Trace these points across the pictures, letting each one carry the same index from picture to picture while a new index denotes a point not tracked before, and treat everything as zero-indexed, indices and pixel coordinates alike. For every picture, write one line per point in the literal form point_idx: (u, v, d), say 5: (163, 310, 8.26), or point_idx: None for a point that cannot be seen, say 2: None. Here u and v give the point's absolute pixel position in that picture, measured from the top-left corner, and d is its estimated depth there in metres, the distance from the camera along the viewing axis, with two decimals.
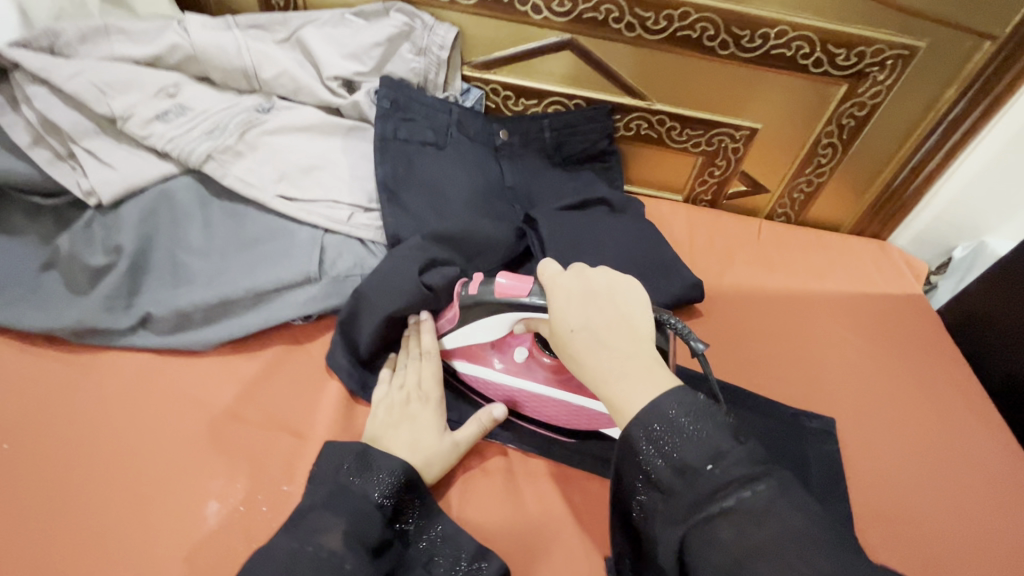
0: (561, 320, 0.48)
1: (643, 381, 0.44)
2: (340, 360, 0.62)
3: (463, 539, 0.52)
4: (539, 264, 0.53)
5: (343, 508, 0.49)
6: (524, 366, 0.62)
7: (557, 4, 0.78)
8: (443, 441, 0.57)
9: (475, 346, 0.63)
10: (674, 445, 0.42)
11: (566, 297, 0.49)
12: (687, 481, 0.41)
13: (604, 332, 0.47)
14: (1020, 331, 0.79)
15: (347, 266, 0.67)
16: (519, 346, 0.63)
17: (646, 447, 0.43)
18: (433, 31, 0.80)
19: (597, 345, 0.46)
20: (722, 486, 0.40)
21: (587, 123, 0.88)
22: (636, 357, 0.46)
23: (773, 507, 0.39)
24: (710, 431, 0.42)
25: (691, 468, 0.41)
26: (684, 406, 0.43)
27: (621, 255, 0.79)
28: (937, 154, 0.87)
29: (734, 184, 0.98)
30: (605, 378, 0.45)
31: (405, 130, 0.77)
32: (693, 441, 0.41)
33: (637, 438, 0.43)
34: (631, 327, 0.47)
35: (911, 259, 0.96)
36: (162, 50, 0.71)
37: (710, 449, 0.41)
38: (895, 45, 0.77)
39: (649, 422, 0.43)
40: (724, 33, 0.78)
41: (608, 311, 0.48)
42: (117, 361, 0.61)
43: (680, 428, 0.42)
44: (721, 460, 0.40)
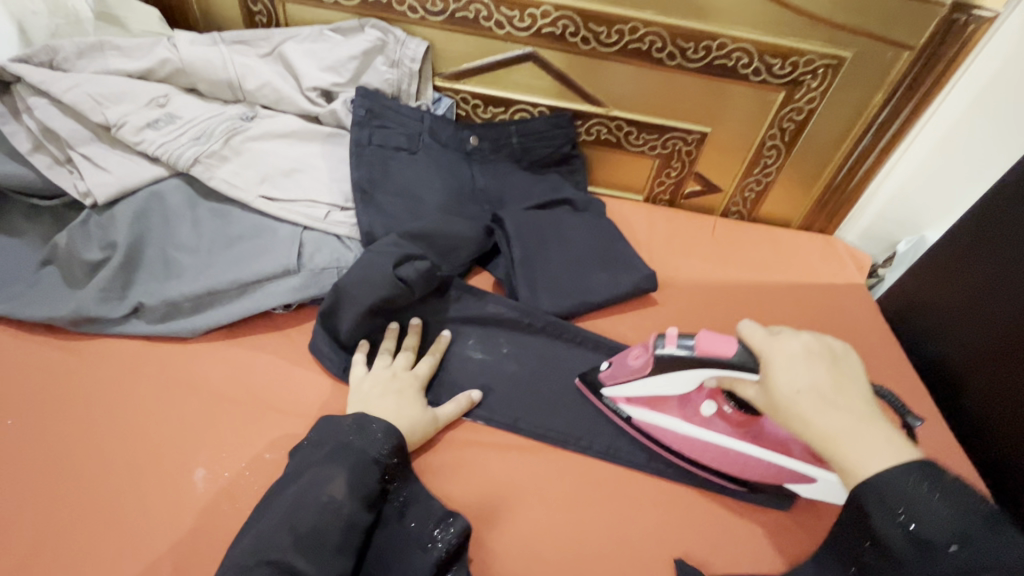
0: (781, 384, 0.51)
1: (875, 445, 0.48)
2: (322, 345, 0.68)
3: (434, 505, 0.58)
4: (739, 325, 0.56)
5: (347, 462, 0.54)
6: (711, 420, 0.64)
7: (518, 20, 0.86)
8: (424, 413, 0.63)
9: (659, 396, 0.65)
10: (909, 520, 0.45)
11: (785, 360, 0.52)
12: (922, 555, 0.44)
13: (834, 394, 0.50)
14: (946, 314, 0.86)
15: (324, 259, 0.73)
16: (705, 399, 0.64)
17: (882, 517, 0.46)
18: (404, 45, 0.87)
19: (826, 407, 0.49)
20: (967, 569, 0.43)
21: (550, 130, 0.95)
22: (863, 417, 0.49)
23: None
24: (968, 519, 0.44)
25: (934, 543, 0.44)
26: (932, 486, 0.45)
27: (582, 250, 0.86)
28: (872, 154, 0.95)
29: (690, 185, 1.05)
30: (839, 441, 0.48)
31: (379, 137, 0.84)
32: (945, 520, 0.44)
33: (872, 504, 0.46)
34: (852, 386, 0.51)
35: (855, 252, 1.03)
36: (153, 63, 0.77)
37: (955, 532, 0.44)
38: (825, 56, 0.85)
39: (886, 499, 0.46)
40: (670, 45, 0.86)
41: (839, 372, 0.51)
42: (111, 346, 0.66)
43: (937, 506, 0.44)
44: (968, 543, 0.43)
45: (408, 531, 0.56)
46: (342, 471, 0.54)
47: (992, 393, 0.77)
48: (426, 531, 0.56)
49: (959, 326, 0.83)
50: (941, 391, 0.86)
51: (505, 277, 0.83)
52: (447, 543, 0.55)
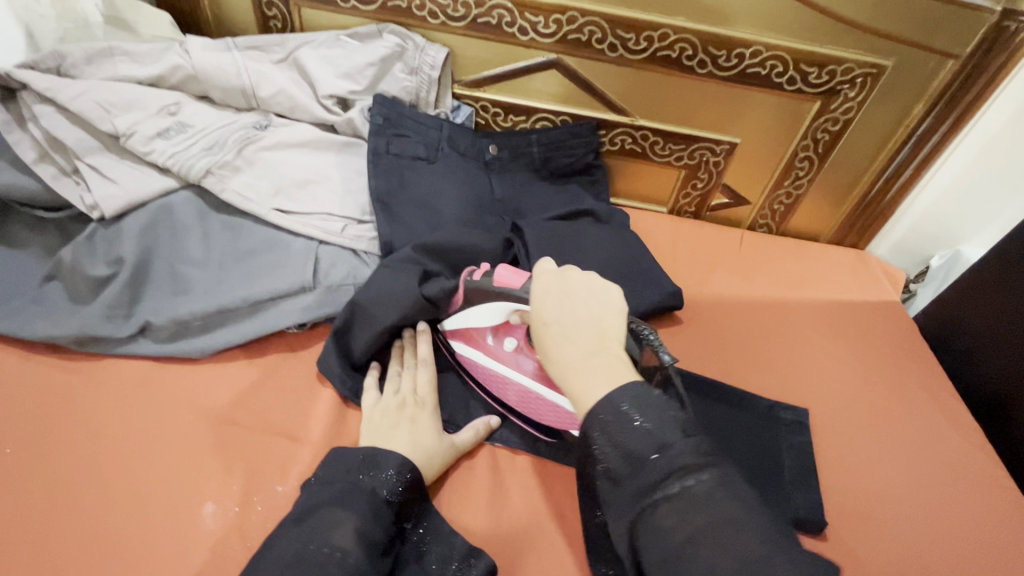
0: (541, 312, 0.51)
1: (602, 376, 0.46)
2: (333, 366, 0.64)
3: (456, 540, 0.54)
4: (538, 262, 0.58)
5: (355, 506, 0.51)
6: (511, 357, 0.64)
7: (543, 26, 0.82)
8: (441, 442, 0.59)
9: (472, 329, 0.65)
10: (619, 433, 0.44)
11: (546, 291, 0.53)
12: (635, 469, 0.42)
13: (573, 328, 0.50)
14: (990, 336, 0.81)
15: (340, 276, 0.69)
16: (508, 336, 0.64)
17: (597, 436, 0.44)
18: (423, 52, 0.84)
19: (560, 338, 0.49)
20: (667, 473, 0.41)
21: (572, 139, 0.92)
22: (592, 352, 0.48)
23: (717, 495, 0.40)
24: (659, 424, 0.43)
25: (638, 455, 0.42)
26: (634, 401, 0.44)
27: (606, 263, 0.82)
28: (909, 167, 0.91)
29: (716, 196, 1.01)
30: (568, 369, 0.48)
31: (397, 146, 0.80)
32: (642, 430, 0.43)
33: (595, 430, 0.44)
34: (598, 325, 0.50)
35: (888, 268, 0.99)
36: (164, 70, 0.74)
37: (654, 438, 0.43)
38: (864, 64, 0.81)
39: (601, 415, 0.44)
40: (702, 52, 0.82)
41: (579, 307, 0.51)
42: (117, 368, 0.63)
43: (633, 418, 0.44)
44: (665, 451, 0.42)
45: (430, 573, 0.53)
46: (349, 516, 0.50)
47: None
48: (449, 573, 0.53)
49: (1005, 349, 0.79)
50: (987, 416, 0.81)
51: None
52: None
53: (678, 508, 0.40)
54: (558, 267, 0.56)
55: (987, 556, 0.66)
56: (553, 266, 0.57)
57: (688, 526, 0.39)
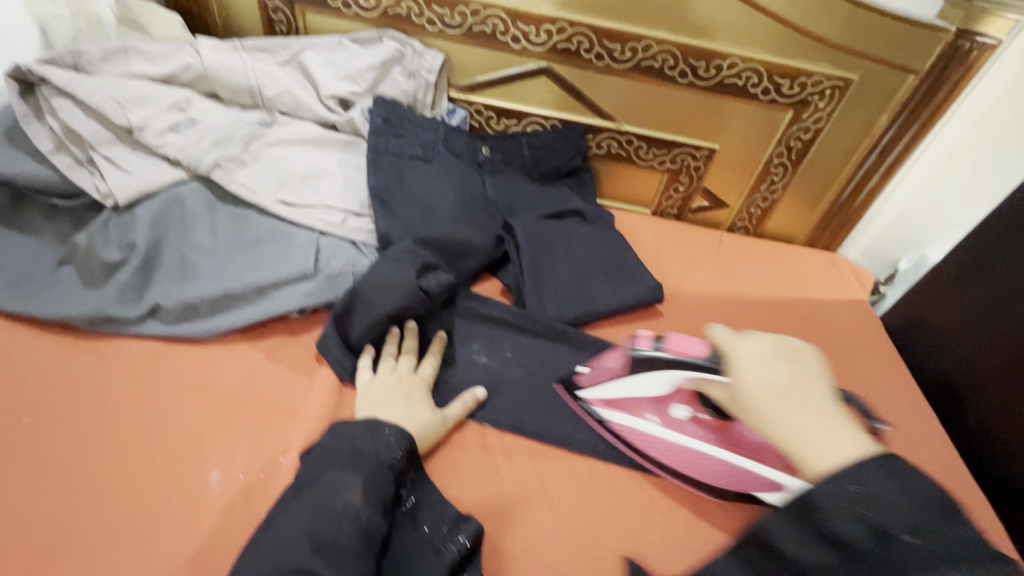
0: (746, 380, 0.52)
1: (841, 439, 0.46)
2: (331, 346, 0.68)
3: (447, 508, 0.58)
4: (709, 328, 0.59)
5: (360, 469, 0.55)
6: (684, 423, 0.67)
7: (534, 36, 0.88)
8: (434, 415, 0.64)
9: (635, 398, 0.69)
10: (864, 503, 0.39)
11: (748, 357, 0.54)
12: (884, 549, 0.38)
13: (788, 390, 0.50)
14: (949, 332, 0.87)
15: (340, 265, 0.73)
16: (680, 403, 0.67)
17: (834, 506, 0.39)
18: (421, 57, 0.89)
19: (784, 401, 0.49)
20: (932, 562, 0.36)
21: (562, 143, 0.97)
22: (833, 416, 0.48)
23: None
24: (915, 502, 0.38)
25: (887, 534, 0.38)
26: (890, 475, 0.39)
27: (591, 260, 0.87)
28: (876, 174, 0.97)
29: (697, 199, 1.07)
30: (793, 433, 0.47)
31: (395, 145, 0.85)
32: (897, 507, 0.38)
33: (823, 502, 0.39)
34: (826, 388, 0.51)
35: (858, 269, 1.05)
36: (176, 68, 0.78)
37: (912, 520, 0.38)
38: (832, 77, 0.87)
39: (842, 484, 0.39)
40: (682, 63, 0.88)
41: (790, 369, 0.52)
42: (126, 347, 0.66)
43: (887, 493, 0.39)
44: (924, 534, 0.37)
45: (422, 536, 0.57)
46: (356, 478, 0.54)
47: (994, 411, 0.78)
48: (439, 536, 0.57)
49: (962, 344, 0.84)
50: (943, 406, 0.86)
51: (516, 285, 0.84)
52: (456, 546, 0.56)
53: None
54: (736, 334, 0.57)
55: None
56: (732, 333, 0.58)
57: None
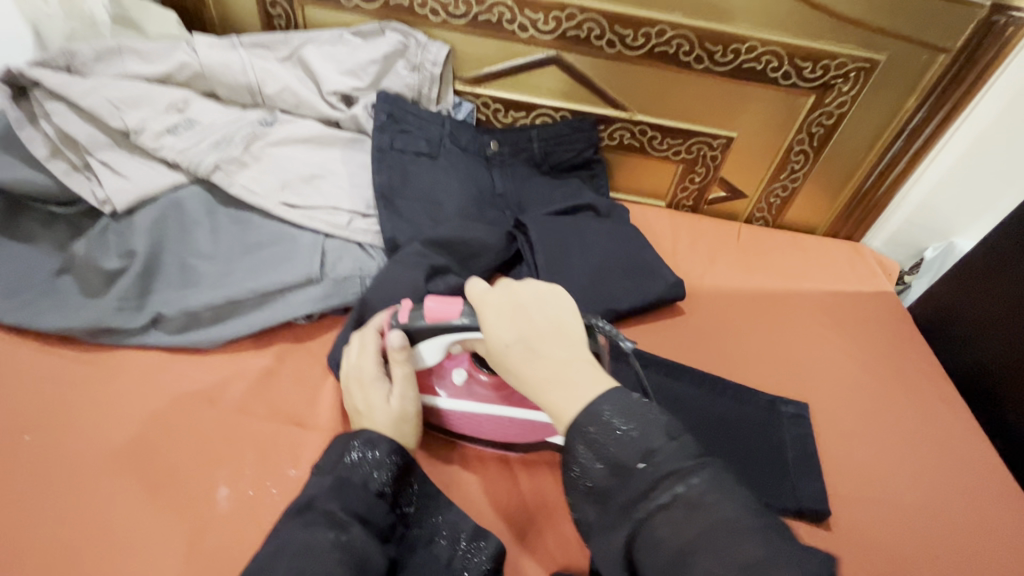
0: (493, 340, 0.49)
1: (579, 385, 0.45)
2: (342, 357, 0.65)
3: (464, 522, 0.56)
4: (467, 285, 0.52)
5: (343, 499, 0.49)
6: (464, 389, 0.62)
7: (542, 23, 0.84)
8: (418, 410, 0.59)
9: (419, 373, 0.63)
10: (613, 442, 0.42)
11: (495, 314, 0.49)
12: (619, 480, 0.41)
13: (536, 342, 0.47)
14: (983, 325, 0.83)
15: (347, 268, 0.71)
16: (455, 369, 0.63)
17: (586, 453, 0.43)
18: (425, 49, 0.86)
19: (531, 357, 0.47)
20: (655, 481, 0.40)
21: (573, 134, 0.93)
22: (567, 361, 0.47)
23: (706, 498, 0.39)
24: (650, 430, 0.42)
25: (625, 464, 0.41)
26: (618, 409, 0.43)
27: (606, 256, 0.84)
28: (902, 159, 0.93)
29: (714, 190, 1.03)
30: (546, 384, 0.46)
31: (400, 142, 0.82)
32: (628, 440, 0.42)
33: (578, 445, 0.43)
34: (564, 332, 0.48)
35: (883, 259, 1.01)
36: (172, 68, 0.76)
37: (641, 447, 0.42)
38: (857, 59, 0.83)
39: (585, 429, 0.43)
40: (698, 48, 0.84)
41: (539, 319, 0.49)
42: (130, 358, 0.64)
43: (619, 429, 0.43)
44: (652, 458, 0.41)
45: (439, 558, 0.54)
46: (338, 509, 0.48)
47: None
48: (457, 553, 0.54)
49: (998, 337, 0.81)
50: (977, 403, 0.83)
51: (528, 284, 0.81)
52: (480, 565, 0.54)
53: (673, 517, 0.39)
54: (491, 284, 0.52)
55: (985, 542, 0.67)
56: (490, 285, 0.52)
57: (686, 532, 0.38)
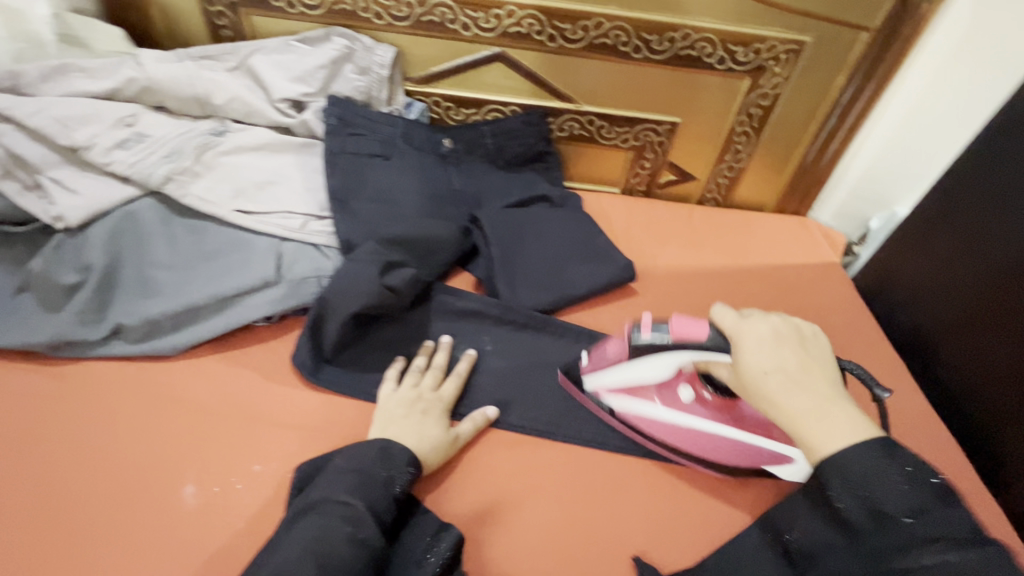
0: (749, 366, 0.52)
1: (841, 422, 0.47)
2: (304, 358, 0.67)
3: (428, 516, 0.57)
4: (713, 312, 0.57)
5: (366, 497, 0.53)
6: (689, 406, 0.65)
7: (483, 21, 0.87)
8: (446, 433, 0.62)
9: (641, 383, 0.66)
10: (869, 494, 0.44)
11: (756, 341, 0.52)
12: (882, 528, 0.43)
13: (797, 375, 0.50)
14: (918, 288, 0.87)
15: (304, 270, 0.72)
16: (683, 385, 0.65)
17: (840, 494, 0.45)
18: (372, 52, 0.88)
19: (792, 388, 0.49)
20: (919, 542, 0.41)
21: (523, 128, 0.96)
22: (827, 398, 0.49)
23: (992, 569, 0.39)
24: (923, 489, 0.43)
25: (889, 515, 0.43)
26: (886, 458, 0.44)
27: (559, 244, 0.87)
28: (838, 135, 0.98)
29: (664, 174, 1.06)
30: (803, 418, 0.48)
31: (353, 145, 0.84)
32: (901, 493, 0.43)
33: (833, 484, 0.45)
34: (818, 368, 0.51)
35: (829, 231, 1.05)
36: (119, 83, 0.77)
37: (911, 504, 0.43)
38: (785, 41, 0.87)
39: (848, 473, 0.45)
40: (635, 38, 0.87)
41: (801, 351, 0.52)
42: (93, 369, 0.66)
43: (896, 482, 0.43)
44: (921, 516, 0.42)
45: (406, 549, 0.54)
46: (364, 506, 0.52)
47: (964, 359, 0.78)
48: (423, 545, 0.55)
49: (929, 298, 0.84)
50: (915, 359, 0.86)
51: (485, 275, 0.83)
52: (442, 554, 0.54)
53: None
54: (737, 312, 0.56)
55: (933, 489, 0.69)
56: (738, 313, 0.56)
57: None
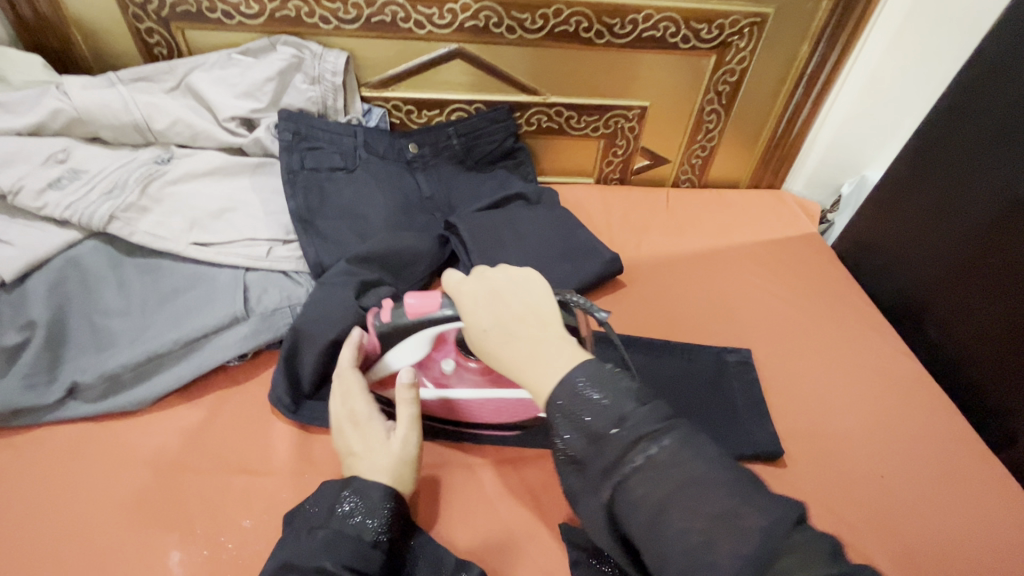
0: (473, 326, 0.51)
1: (550, 361, 0.46)
2: (281, 395, 0.62)
3: (445, 560, 0.53)
4: (443, 275, 0.55)
5: (336, 554, 0.47)
6: (454, 376, 0.62)
7: (438, 18, 0.82)
8: (390, 444, 0.54)
9: (408, 368, 0.62)
10: (587, 412, 0.42)
11: (472, 299, 0.52)
12: (596, 448, 0.42)
13: (513, 326, 0.49)
14: (902, 252, 0.86)
15: (274, 300, 0.68)
16: (444, 358, 0.62)
17: (564, 427, 0.43)
18: (322, 59, 0.82)
19: (506, 340, 0.48)
20: (631, 443, 0.40)
21: (490, 126, 0.93)
22: (541, 340, 0.48)
23: (678, 461, 0.39)
24: (618, 396, 0.42)
25: (599, 433, 0.41)
26: (593, 377, 0.44)
27: (542, 243, 0.83)
28: (806, 105, 0.97)
29: (638, 160, 1.04)
30: (522, 365, 0.47)
31: (311, 160, 0.79)
32: (603, 408, 0.42)
33: (557, 415, 0.44)
34: (540, 316, 0.50)
35: (805, 203, 1.06)
36: (44, 117, 0.70)
37: (612, 411, 0.42)
38: (748, 15, 0.85)
39: (561, 404, 0.44)
40: (597, 23, 0.84)
41: (528, 298, 0.51)
42: (51, 435, 0.60)
43: (598, 398, 0.43)
44: (625, 422, 0.41)
45: None
46: (335, 567, 0.46)
47: (953, 321, 0.77)
48: None
49: (915, 261, 0.83)
50: (904, 324, 0.86)
51: None
52: None
53: (648, 476, 0.39)
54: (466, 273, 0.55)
55: (938, 454, 0.69)
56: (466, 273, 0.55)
57: (658, 493, 0.38)
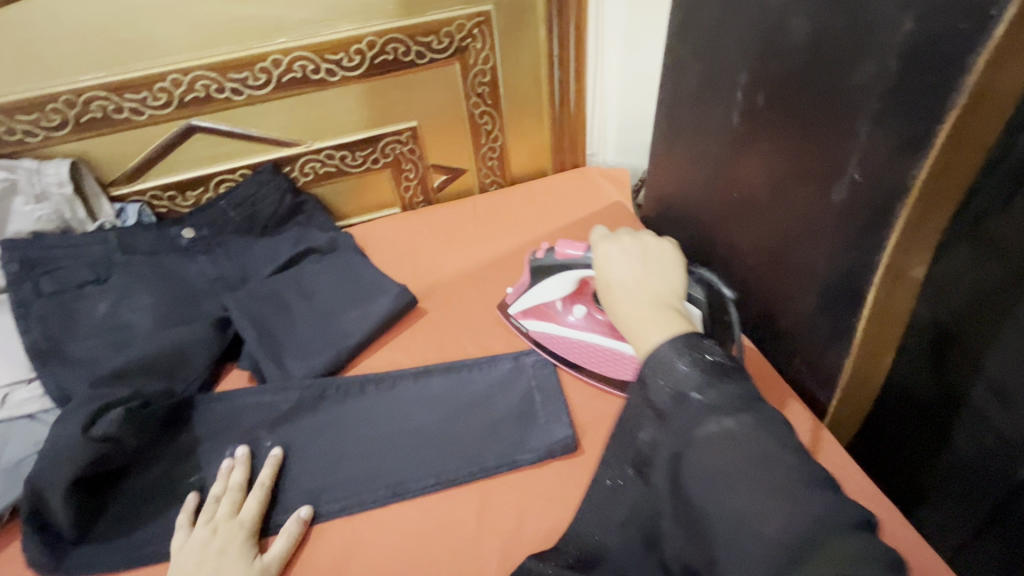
0: (604, 278, 0.57)
1: (662, 321, 0.50)
2: (35, 555, 0.57)
3: None
4: (592, 232, 0.65)
5: None
6: (587, 321, 0.72)
7: (152, 100, 0.78)
8: (253, 568, 0.55)
9: (545, 304, 0.74)
10: (671, 376, 0.46)
11: (613, 254, 0.59)
12: (677, 407, 0.44)
13: (634, 287, 0.55)
14: (681, 203, 0.85)
15: (16, 451, 0.62)
16: (578, 306, 0.73)
17: (655, 376, 0.47)
18: (41, 173, 0.77)
19: (627, 296, 0.54)
20: (708, 411, 0.43)
21: (260, 188, 0.88)
22: (653, 304, 0.52)
23: (753, 437, 0.40)
24: (705, 366, 0.45)
25: (681, 395, 0.44)
26: (690, 344, 0.47)
27: (330, 296, 0.80)
28: (570, 82, 0.99)
29: (435, 177, 1.02)
30: (632, 323, 0.52)
31: (52, 283, 0.74)
32: (692, 373, 0.45)
33: (649, 364, 0.47)
34: (652, 279, 0.56)
35: (608, 172, 1.07)
36: None
37: (700, 379, 0.44)
38: (470, 17, 0.85)
39: (658, 359, 0.47)
40: (322, 63, 0.82)
41: (661, 272, 0.57)
42: None
43: (691, 361, 0.45)
44: (708, 391, 0.44)
45: None
46: None
47: (732, 260, 0.75)
48: None
49: (691, 209, 0.82)
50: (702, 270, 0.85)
51: (252, 363, 0.74)
52: None
53: (716, 447, 0.41)
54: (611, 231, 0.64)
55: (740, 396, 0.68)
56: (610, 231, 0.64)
57: (729, 461, 0.40)
